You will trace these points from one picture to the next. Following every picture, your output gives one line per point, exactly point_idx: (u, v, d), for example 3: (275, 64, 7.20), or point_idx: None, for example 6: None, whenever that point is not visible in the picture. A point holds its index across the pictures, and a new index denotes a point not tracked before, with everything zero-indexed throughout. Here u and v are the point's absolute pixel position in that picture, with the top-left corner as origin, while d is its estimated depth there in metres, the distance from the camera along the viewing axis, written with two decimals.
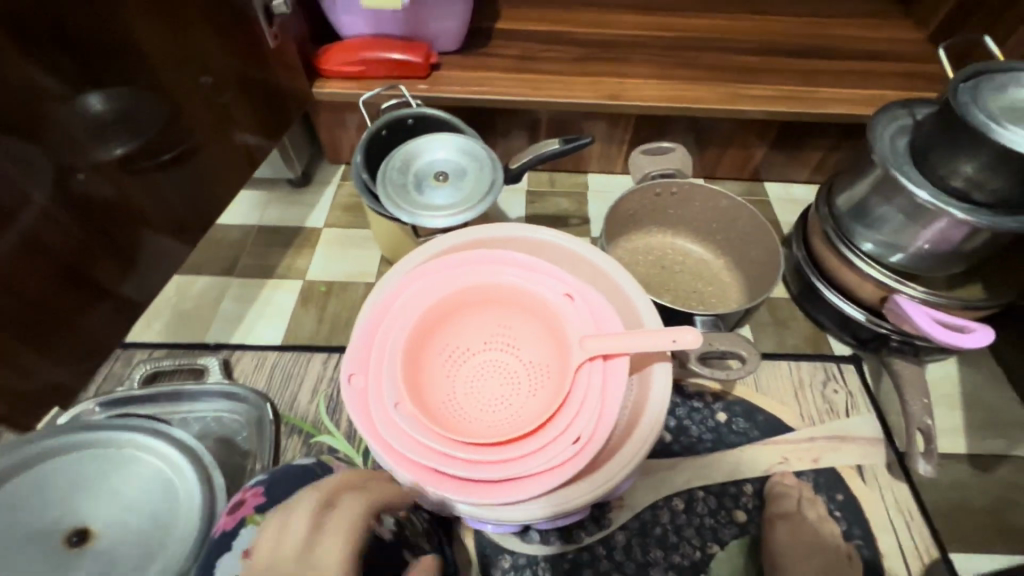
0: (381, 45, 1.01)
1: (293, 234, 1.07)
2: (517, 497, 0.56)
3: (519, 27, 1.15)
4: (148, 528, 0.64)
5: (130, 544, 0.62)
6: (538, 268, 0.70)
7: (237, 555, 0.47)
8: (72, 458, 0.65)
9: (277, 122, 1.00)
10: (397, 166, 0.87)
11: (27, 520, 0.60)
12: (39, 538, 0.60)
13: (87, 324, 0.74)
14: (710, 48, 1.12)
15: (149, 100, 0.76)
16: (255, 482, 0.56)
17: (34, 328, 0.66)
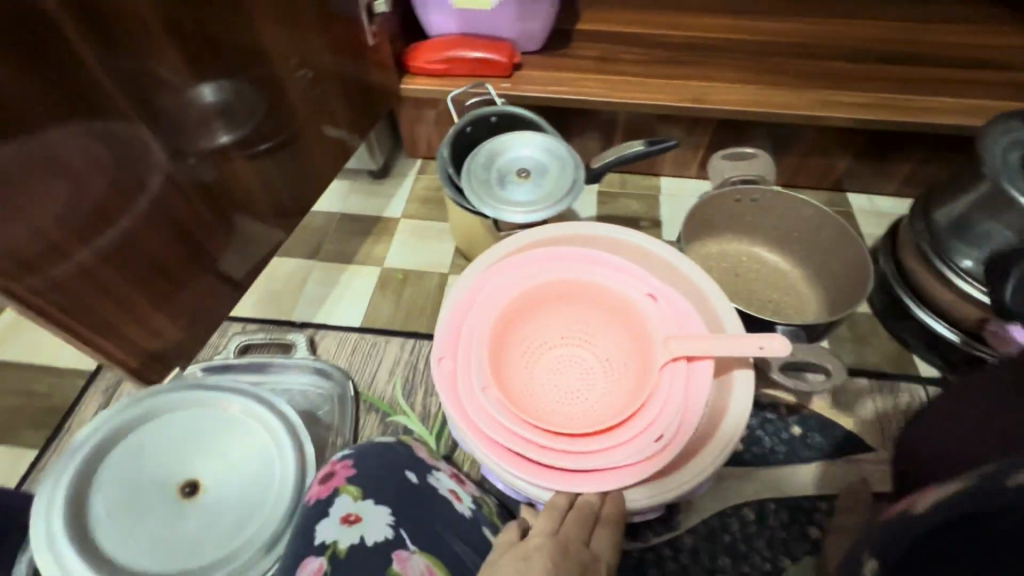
0: (467, 44, 1.04)
1: (373, 223, 1.12)
2: (598, 488, 0.57)
3: (599, 29, 1.16)
4: (247, 486, 0.68)
5: (232, 500, 0.67)
6: (621, 268, 0.72)
7: (332, 522, 0.50)
8: (186, 416, 0.70)
9: (365, 116, 1.05)
10: (481, 161, 0.90)
11: (146, 472, 0.66)
12: (159, 488, 0.66)
13: (196, 296, 0.81)
14: (798, 53, 1.09)
15: (261, 91, 0.82)
16: (342, 455, 0.58)
17: (156, 295, 0.73)
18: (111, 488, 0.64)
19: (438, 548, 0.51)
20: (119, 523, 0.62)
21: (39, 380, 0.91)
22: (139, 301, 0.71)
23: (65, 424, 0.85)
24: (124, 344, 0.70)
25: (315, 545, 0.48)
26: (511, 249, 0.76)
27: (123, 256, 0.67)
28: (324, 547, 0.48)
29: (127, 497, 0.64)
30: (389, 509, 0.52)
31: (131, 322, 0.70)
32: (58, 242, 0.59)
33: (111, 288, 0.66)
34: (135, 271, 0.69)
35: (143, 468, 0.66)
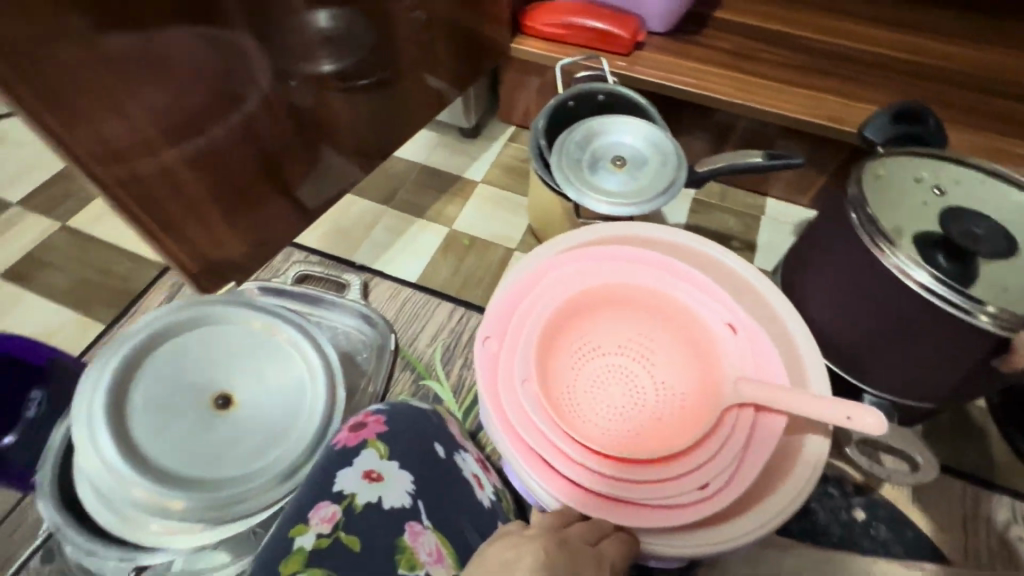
0: (590, 13, 0.96)
1: (452, 182, 1.10)
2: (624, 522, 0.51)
3: (739, 20, 1.04)
4: (280, 408, 0.60)
5: (264, 421, 0.58)
6: (705, 288, 0.65)
7: (353, 474, 0.47)
8: (229, 328, 0.62)
9: (467, 71, 1.01)
10: (577, 139, 0.82)
11: (182, 378, 0.58)
12: (190, 397, 0.58)
13: (267, 217, 0.81)
14: (970, 89, 0.93)
15: (371, 26, 0.80)
16: (376, 408, 0.55)
17: (230, 208, 0.74)
18: (153, 379, 0.57)
19: (452, 532, 0.46)
20: (149, 424, 0.55)
21: (120, 262, 0.97)
22: (213, 209, 0.72)
23: (132, 308, 0.90)
24: (191, 249, 0.72)
25: (332, 492, 0.46)
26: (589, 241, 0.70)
27: (205, 162, 0.67)
28: (341, 496, 0.45)
29: (163, 392, 0.57)
30: (411, 477, 0.48)
31: (201, 229, 0.72)
32: (149, 138, 0.60)
33: (189, 191, 0.67)
34: (214, 180, 0.70)
35: (184, 366, 0.59)
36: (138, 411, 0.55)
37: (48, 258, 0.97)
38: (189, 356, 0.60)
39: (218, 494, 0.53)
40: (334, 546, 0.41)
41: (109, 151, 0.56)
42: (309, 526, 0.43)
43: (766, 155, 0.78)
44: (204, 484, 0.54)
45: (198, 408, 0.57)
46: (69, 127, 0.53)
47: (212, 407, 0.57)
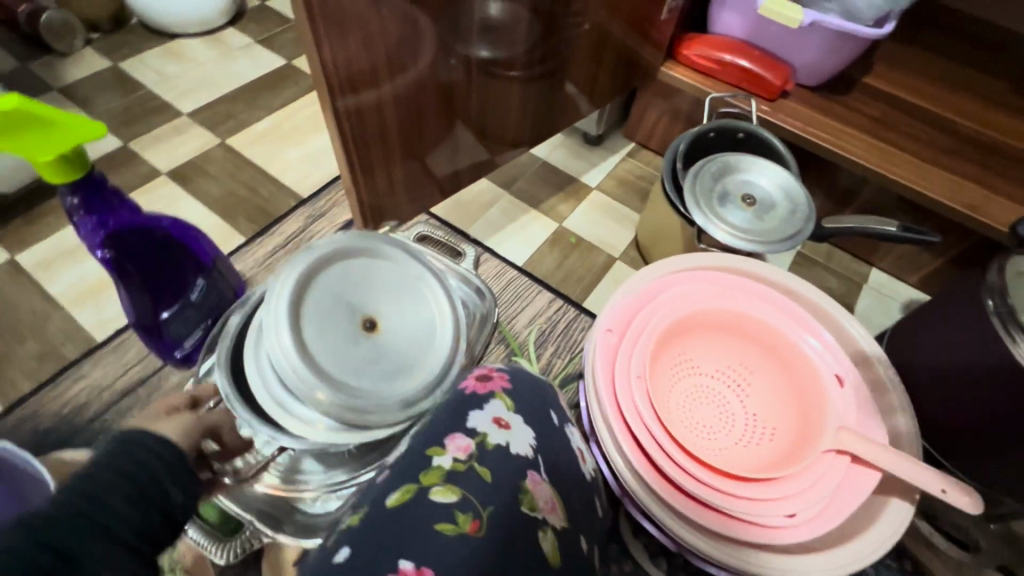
0: (747, 54, 0.99)
1: (568, 182, 1.15)
2: (715, 526, 0.55)
3: (888, 90, 1.05)
4: (415, 342, 0.68)
5: (402, 353, 0.67)
6: (824, 339, 0.67)
7: (484, 416, 0.51)
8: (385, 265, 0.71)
9: (614, 83, 1.06)
10: (712, 170, 0.86)
11: (344, 295, 0.66)
12: (345, 311, 0.66)
13: (422, 169, 0.91)
14: None
15: (549, 26, 0.86)
16: (499, 367, 0.59)
17: (402, 150, 0.84)
18: (325, 290, 0.65)
19: (564, 491, 0.50)
20: (312, 323, 0.63)
21: (264, 185, 1.07)
22: (391, 149, 0.82)
23: (270, 228, 1.00)
24: (367, 179, 0.83)
25: (467, 427, 0.50)
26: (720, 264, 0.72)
27: (403, 105, 0.78)
28: (473, 433, 0.49)
29: (327, 303, 0.65)
30: (533, 436, 0.51)
31: (383, 165, 0.84)
32: (374, 71, 0.70)
33: (383, 124, 0.78)
34: (397, 124, 0.80)
35: (343, 287, 0.67)
36: (309, 310, 0.63)
37: (206, 167, 1.09)
38: (349, 279, 0.68)
39: (358, 402, 0.61)
40: (471, 472, 0.45)
41: (348, 75, 0.68)
42: (446, 450, 0.47)
43: (903, 226, 0.80)
44: (348, 390, 0.62)
45: (351, 326, 0.65)
46: (331, 48, 0.64)
47: (361, 326, 0.66)
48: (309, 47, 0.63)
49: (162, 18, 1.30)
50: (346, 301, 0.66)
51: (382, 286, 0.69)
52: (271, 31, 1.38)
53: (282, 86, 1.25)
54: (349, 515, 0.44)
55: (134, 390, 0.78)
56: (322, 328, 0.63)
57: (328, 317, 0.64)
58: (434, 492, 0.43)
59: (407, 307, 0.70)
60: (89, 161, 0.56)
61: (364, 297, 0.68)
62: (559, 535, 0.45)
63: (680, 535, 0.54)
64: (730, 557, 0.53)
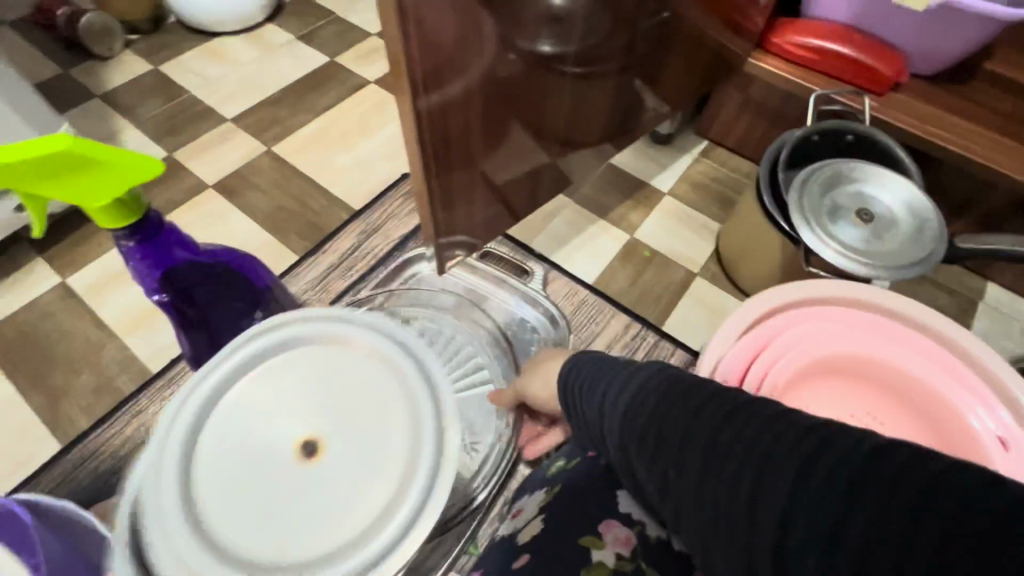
0: (855, 42, 0.87)
1: (636, 187, 1.05)
2: None
3: (1017, 77, 0.91)
4: (369, 457, 0.49)
5: (362, 479, 0.49)
6: (976, 394, 0.58)
7: (635, 498, 0.49)
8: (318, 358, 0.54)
9: (694, 78, 0.95)
10: (821, 181, 0.75)
11: (253, 436, 0.50)
12: (268, 448, 0.50)
13: (492, 179, 0.81)
14: None
15: (634, 18, 0.76)
16: None
17: (478, 155, 0.75)
18: (227, 433, 0.50)
19: None
20: (218, 489, 0.48)
21: (314, 197, 1.01)
22: (465, 162, 0.74)
23: (322, 245, 0.94)
24: (441, 196, 0.74)
25: (620, 513, 0.47)
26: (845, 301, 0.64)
27: (483, 111, 0.70)
28: (630, 521, 0.47)
29: (239, 450, 0.49)
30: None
31: (459, 174, 0.74)
32: (457, 71, 0.61)
33: (462, 129, 0.69)
34: (476, 132, 0.71)
35: (248, 429, 0.50)
36: (209, 468, 0.48)
37: (253, 178, 1.03)
38: (263, 406, 0.51)
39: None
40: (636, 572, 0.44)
41: (432, 75, 0.59)
42: (604, 542, 0.46)
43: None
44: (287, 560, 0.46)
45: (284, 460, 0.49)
46: (418, 44, 0.55)
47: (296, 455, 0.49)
48: (392, 46, 0.54)
49: (201, 16, 1.23)
50: (263, 436, 0.50)
51: (313, 397, 0.52)
52: (312, 26, 1.30)
53: (327, 86, 1.18)
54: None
55: None
56: (230, 493, 0.48)
57: (239, 471, 0.48)
58: None
59: (352, 415, 0.51)
60: (144, 200, 0.50)
61: (287, 423, 0.51)
62: None
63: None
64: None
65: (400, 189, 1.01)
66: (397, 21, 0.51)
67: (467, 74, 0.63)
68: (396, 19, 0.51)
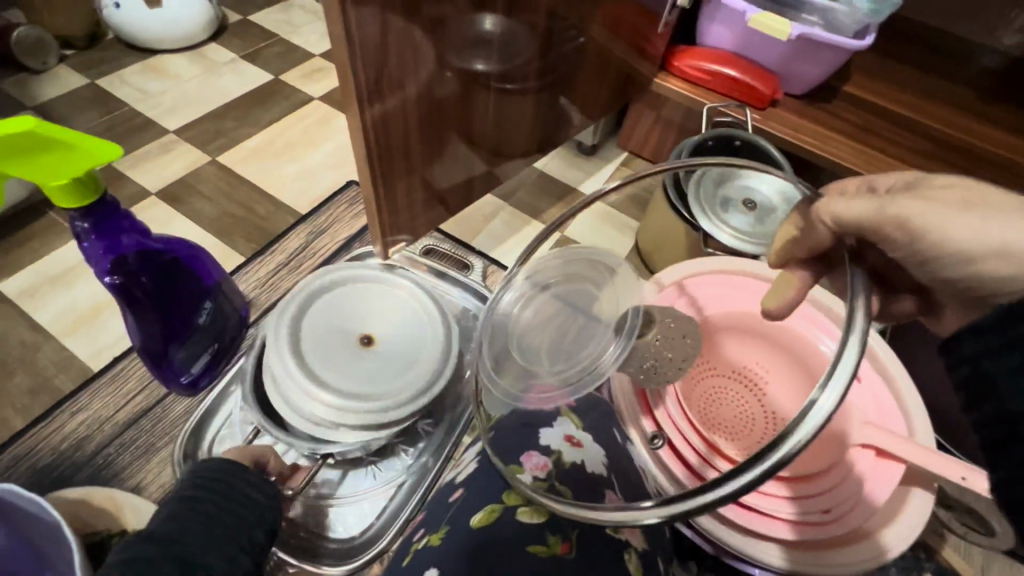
0: (738, 65, 1.03)
1: (566, 192, 1.16)
2: (761, 527, 0.57)
3: (868, 97, 1.10)
4: (414, 347, 0.72)
5: (401, 359, 0.71)
6: None
7: (556, 434, 0.58)
8: (370, 287, 0.76)
9: (611, 95, 1.08)
10: (713, 178, 0.89)
11: (338, 323, 0.72)
12: (344, 333, 0.72)
13: (432, 180, 0.88)
14: None
15: (551, 41, 0.87)
16: None
17: (417, 160, 0.82)
18: (320, 322, 0.72)
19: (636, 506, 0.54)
20: (315, 350, 0.69)
21: (260, 203, 1.05)
22: (414, 167, 0.82)
23: (270, 246, 0.98)
24: (390, 198, 0.82)
25: (541, 445, 0.56)
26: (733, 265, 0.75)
27: (426, 119, 0.78)
28: (548, 450, 0.56)
29: (328, 330, 0.71)
30: (603, 451, 0.58)
31: (402, 177, 0.81)
32: (399, 80, 0.69)
33: (402, 136, 0.76)
34: (419, 139, 0.79)
35: (334, 321, 0.73)
36: (308, 340, 0.69)
37: (197, 186, 1.06)
38: (343, 308, 0.74)
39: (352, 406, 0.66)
40: (550, 486, 0.52)
41: (376, 86, 0.66)
42: (523, 469, 0.54)
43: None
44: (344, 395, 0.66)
45: (354, 343, 0.71)
46: (365, 60, 0.62)
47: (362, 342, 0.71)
48: (342, 61, 0.61)
49: (141, 33, 1.26)
50: (341, 322, 0.73)
51: (375, 308, 0.75)
52: (255, 47, 1.36)
53: (272, 101, 1.23)
54: (426, 534, 0.51)
55: (137, 421, 0.75)
56: (334, 359, 0.69)
57: (333, 351, 0.70)
58: (519, 511, 0.49)
59: (397, 324, 0.74)
60: (102, 186, 0.54)
61: (357, 319, 0.74)
62: (640, 554, 0.50)
63: (713, 533, 0.57)
64: (753, 554, 0.56)
65: (347, 195, 1.07)
66: (346, 38, 0.58)
67: (409, 87, 0.71)
68: (343, 34, 0.58)
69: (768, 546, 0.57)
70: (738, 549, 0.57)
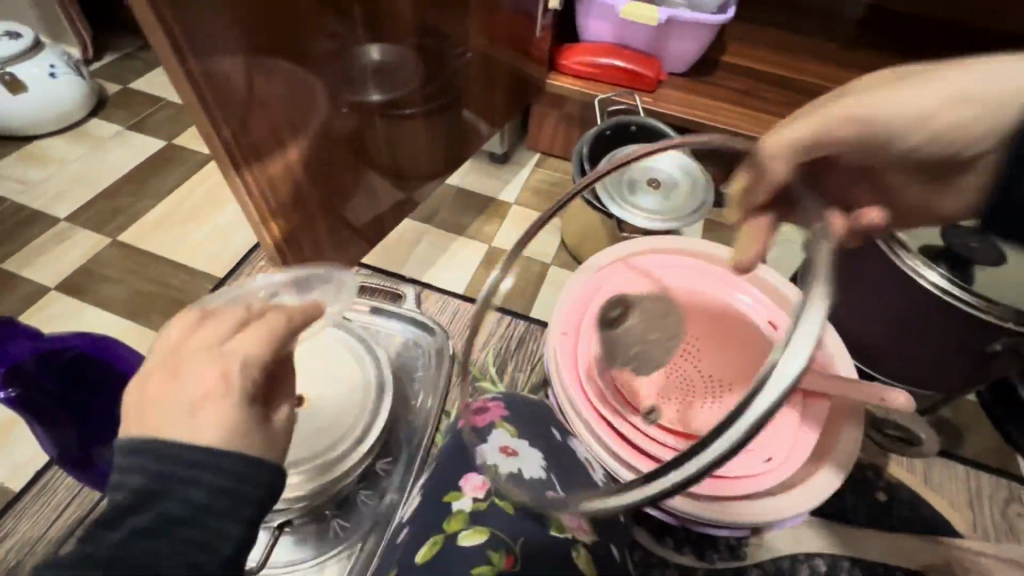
0: (619, 54, 1.08)
1: (487, 202, 1.17)
2: (724, 491, 0.59)
3: (745, 63, 1.18)
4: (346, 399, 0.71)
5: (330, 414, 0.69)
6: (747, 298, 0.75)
7: (492, 450, 0.58)
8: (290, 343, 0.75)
9: (508, 102, 1.10)
10: (616, 165, 0.93)
11: None
12: None
13: (344, 220, 0.88)
14: None
15: (431, 63, 0.88)
16: (494, 397, 0.64)
17: (321, 207, 0.81)
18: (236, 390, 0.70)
19: None
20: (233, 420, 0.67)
21: (174, 275, 1.00)
22: (315, 212, 0.80)
23: None
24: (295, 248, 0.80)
25: (478, 464, 0.57)
26: (638, 248, 0.79)
27: (317, 165, 0.76)
28: (486, 468, 0.55)
29: None
30: (542, 455, 0.58)
31: (305, 227, 0.80)
32: (280, 134, 0.68)
33: (295, 189, 0.75)
34: (314, 184, 0.78)
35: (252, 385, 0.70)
36: None
37: (102, 270, 1.00)
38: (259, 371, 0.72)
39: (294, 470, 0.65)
40: (491, 505, 0.52)
41: (253, 150, 0.65)
42: (464, 493, 0.54)
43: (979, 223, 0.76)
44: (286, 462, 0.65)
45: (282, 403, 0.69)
46: (232, 120, 0.61)
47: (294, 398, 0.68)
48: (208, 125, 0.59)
49: (11, 122, 1.18)
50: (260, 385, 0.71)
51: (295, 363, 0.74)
52: (141, 114, 1.30)
53: (169, 167, 1.18)
54: None
55: (73, 533, 0.70)
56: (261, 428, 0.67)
57: None
58: (463, 537, 0.50)
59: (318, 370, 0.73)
60: None
61: None
62: (592, 550, 0.51)
63: (688, 513, 0.58)
64: (746, 517, 0.58)
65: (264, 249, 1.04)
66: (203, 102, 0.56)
67: (293, 140, 0.70)
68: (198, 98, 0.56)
69: (735, 506, 0.59)
70: (712, 517, 0.58)
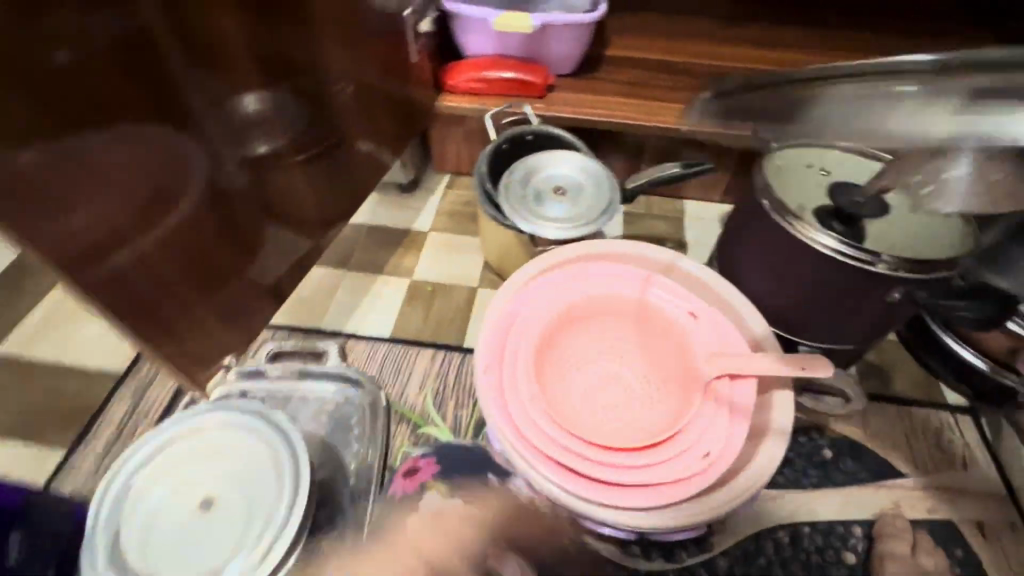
0: (503, 65, 1.06)
1: (402, 235, 1.12)
2: (669, 498, 0.58)
3: (630, 54, 1.20)
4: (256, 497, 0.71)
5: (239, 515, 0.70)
6: (666, 287, 0.74)
7: None
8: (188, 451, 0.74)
9: (402, 129, 1.06)
10: (518, 178, 0.91)
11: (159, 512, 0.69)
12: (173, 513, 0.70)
13: (236, 287, 0.82)
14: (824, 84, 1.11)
15: (302, 103, 0.84)
16: (423, 454, 0.78)
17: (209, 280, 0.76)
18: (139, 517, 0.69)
19: None
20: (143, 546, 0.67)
21: (67, 379, 0.91)
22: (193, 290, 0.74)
23: (91, 425, 0.85)
24: (176, 332, 0.73)
25: None
26: (552, 260, 0.74)
27: (184, 239, 0.70)
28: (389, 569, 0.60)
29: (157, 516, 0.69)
30: None
31: (184, 310, 0.73)
32: (147, 216, 0.64)
33: (168, 271, 0.69)
34: (186, 262, 0.71)
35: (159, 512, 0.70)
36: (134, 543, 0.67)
37: None
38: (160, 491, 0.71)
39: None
40: None
41: (93, 247, 0.58)
42: None
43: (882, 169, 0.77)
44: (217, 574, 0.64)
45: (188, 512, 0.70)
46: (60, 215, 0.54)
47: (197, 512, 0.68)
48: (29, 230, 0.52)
49: None
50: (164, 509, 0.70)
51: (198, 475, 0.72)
52: None
53: None
54: None
55: None
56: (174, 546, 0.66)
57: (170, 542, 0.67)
58: None
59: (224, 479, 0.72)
60: None
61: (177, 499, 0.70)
62: None
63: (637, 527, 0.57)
64: (695, 518, 0.57)
65: None
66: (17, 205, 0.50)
67: (167, 220, 0.66)
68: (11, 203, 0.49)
69: (683, 510, 0.58)
70: (662, 526, 0.57)
